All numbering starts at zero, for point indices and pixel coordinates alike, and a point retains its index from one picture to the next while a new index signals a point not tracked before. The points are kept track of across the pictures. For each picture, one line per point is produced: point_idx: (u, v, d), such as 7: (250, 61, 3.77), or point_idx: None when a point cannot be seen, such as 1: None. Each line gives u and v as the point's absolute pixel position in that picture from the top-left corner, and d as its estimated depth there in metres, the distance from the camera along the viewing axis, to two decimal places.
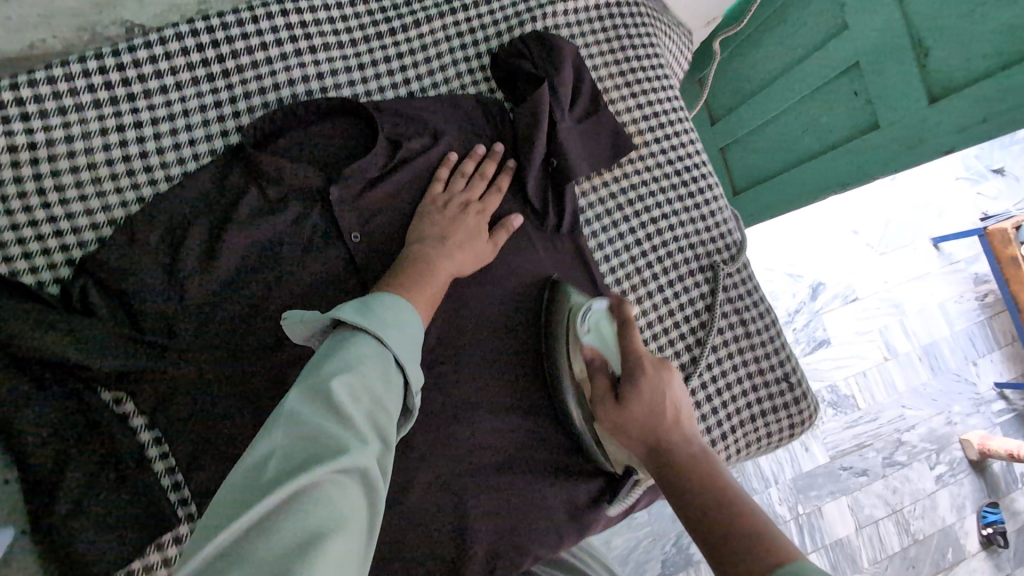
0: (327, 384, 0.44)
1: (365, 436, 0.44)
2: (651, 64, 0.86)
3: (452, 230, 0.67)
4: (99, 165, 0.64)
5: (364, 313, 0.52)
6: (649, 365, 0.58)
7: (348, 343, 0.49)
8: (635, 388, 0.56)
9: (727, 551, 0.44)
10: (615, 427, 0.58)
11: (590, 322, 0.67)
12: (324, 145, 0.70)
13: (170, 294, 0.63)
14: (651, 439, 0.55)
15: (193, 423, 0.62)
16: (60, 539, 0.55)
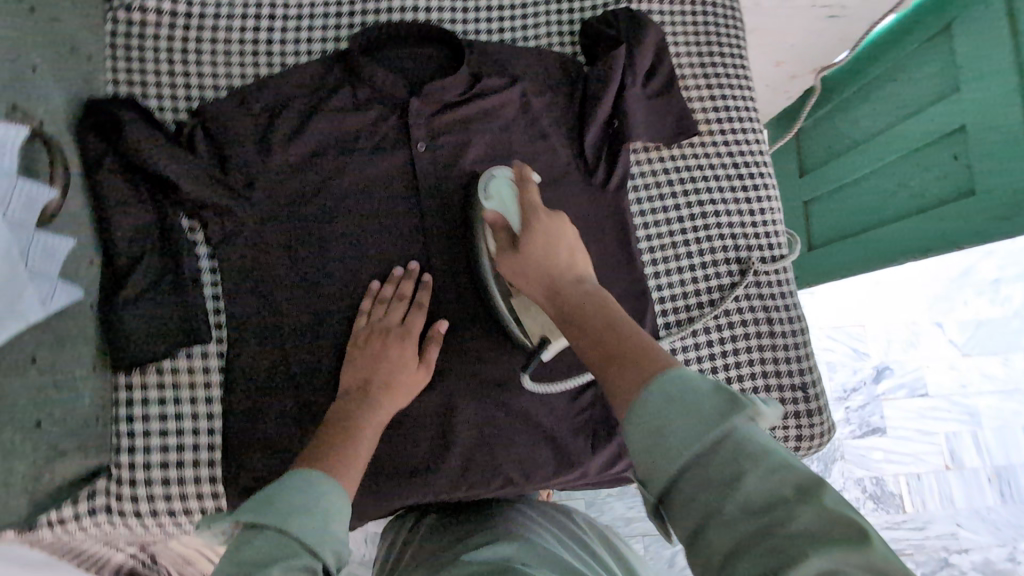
0: (238, 559, 0.43)
1: (287, 567, 0.42)
2: (734, 62, 0.89)
3: (375, 367, 0.67)
4: (233, 42, 0.77)
5: (268, 505, 0.48)
6: (543, 218, 0.63)
7: (251, 538, 0.45)
8: (529, 235, 0.62)
9: (609, 367, 0.45)
10: (523, 275, 0.62)
11: (494, 190, 0.71)
12: (415, 65, 0.79)
13: (259, 154, 0.73)
14: (551, 287, 0.57)
15: (248, 265, 0.72)
16: (113, 318, 0.65)
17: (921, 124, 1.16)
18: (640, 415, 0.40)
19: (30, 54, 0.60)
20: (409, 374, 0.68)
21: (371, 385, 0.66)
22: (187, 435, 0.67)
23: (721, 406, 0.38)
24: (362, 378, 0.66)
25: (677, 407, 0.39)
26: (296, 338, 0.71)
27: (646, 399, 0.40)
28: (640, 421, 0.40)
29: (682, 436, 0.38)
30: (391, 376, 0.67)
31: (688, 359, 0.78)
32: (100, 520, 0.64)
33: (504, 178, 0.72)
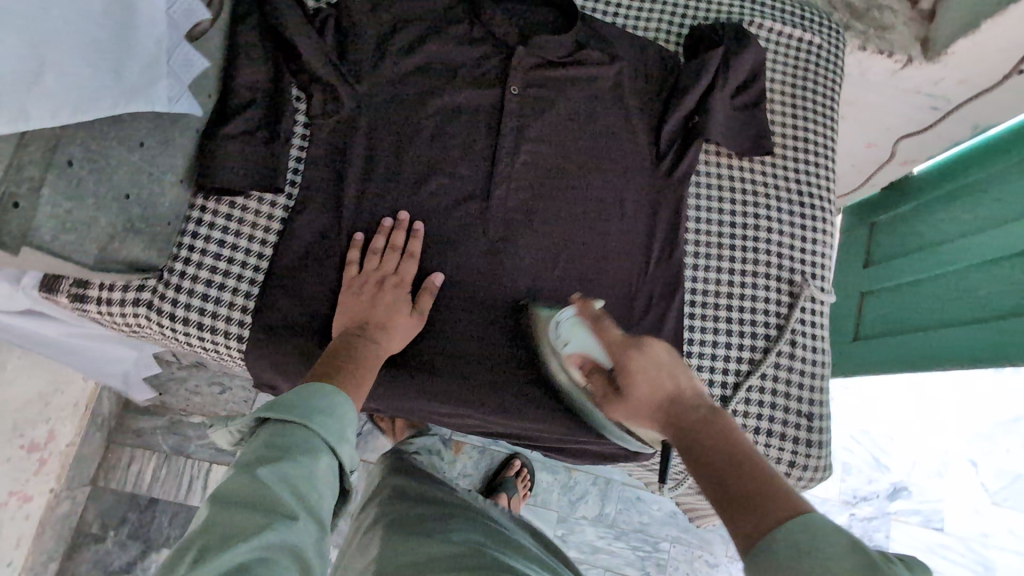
0: (274, 449, 0.52)
1: (313, 459, 0.52)
2: (824, 103, 0.92)
3: (371, 306, 0.72)
4: None
5: (300, 399, 0.57)
6: (645, 345, 0.63)
7: (276, 436, 0.53)
8: (636, 363, 0.62)
9: (736, 506, 0.44)
10: (636, 405, 0.61)
11: (565, 331, 0.73)
12: (530, 21, 0.86)
13: (372, 54, 0.82)
14: (670, 415, 0.57)
15: (335, 143, 0.80)
16: (210, 145, 0.73)
17: (998, 238, 1.13)
18: (770, 563, 0.39)
19: None
20: (403, 322, 0.73)
21: (369, 325, 0.71)
22: (234, 268, 0.74)
23: (856, 566, 0.38)
24: (359, 317, 0.71)
25: (810, 555, 0.39)
26: (353, 216, 0.78)
27: (782, 532, 0.40)
28: (768, 571, 0.39)
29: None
30: (389, 321, 0.72)
31: (701, 354, 0.79)
32: (138, 312, 0.71)
33: (569, 319, 0.74)
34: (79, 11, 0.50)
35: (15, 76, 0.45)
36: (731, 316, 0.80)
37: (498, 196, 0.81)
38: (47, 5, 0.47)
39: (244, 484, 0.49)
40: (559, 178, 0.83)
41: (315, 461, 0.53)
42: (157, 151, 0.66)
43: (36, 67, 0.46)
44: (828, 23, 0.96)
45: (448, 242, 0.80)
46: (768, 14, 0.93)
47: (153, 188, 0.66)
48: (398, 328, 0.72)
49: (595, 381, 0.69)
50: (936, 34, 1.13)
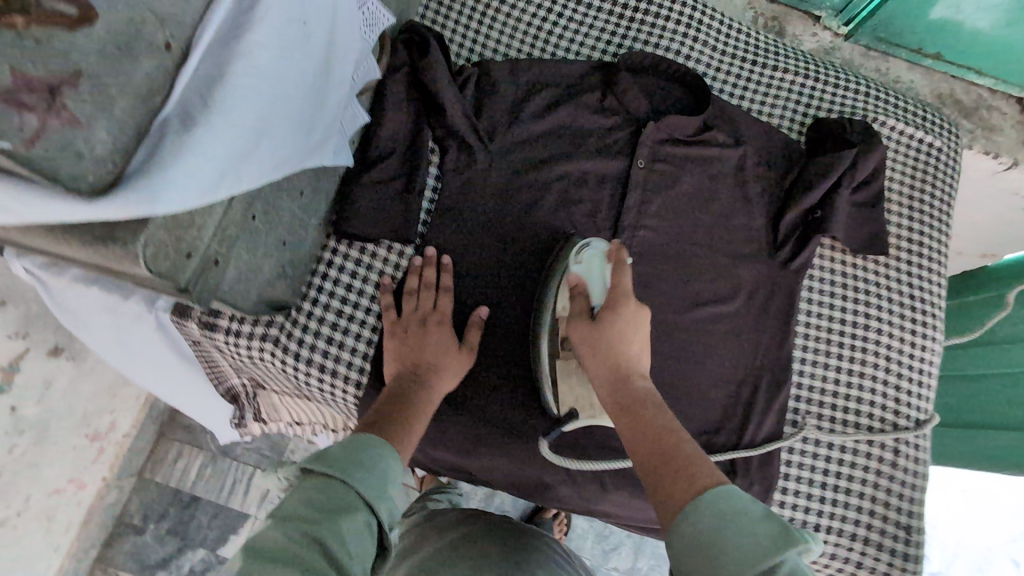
0: (308, 505, 0.48)
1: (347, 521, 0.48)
2: (941, 207, 0.92)
3: (419, 349, 0.69)
4: (523, 22, 0.89)
5: (349, 451, 0.54)
6: (625, 302, 0.64)
7: (309, 490, 0.50)
8: (612, 317, 0.63)
9: (665, 475, 0.52)
10: (592, 348, 0.64)
11: (585, 256, 0.72)
12: (661, 98, 0.88)
13: (507, 112, 0.83)
14: (620, 374, 0.62)
15: (465, 198, 0.80)
16: (350, 192, 0.75)
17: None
18: (693, 529, 0.47)
19: None
20: (452, 359, 0.70)
21: (422, 366, 0.68)
22: (359, 313, 0.75)
23: (772, 532, 0.45)
24: (413, 362, 0.68)
25: (731, 523, 0.46)
26: (475, 273, 0.78)
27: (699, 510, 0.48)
28: (691, 537, 0.47)
29: (735, 558, 0.44)
30: (437, 361, 0.69)
31: (803, 450, 0.80)
32: (264, 348, 0.72)
33: (599, 251, 0.73)
34: (303, 85, 0.51)
35: (241, 146, 0.46)
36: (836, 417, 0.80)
37: None
38: (276, 76, 0.48)
39: (273, 542, 0.45)
40: (676, 258, 0.83)
41: (350, 521, 0.48)
42: (311, 196, 0.67)
43: (256, 136, 0.47)
44: (947, 126, 0.97)
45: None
46: (890, 112, 0.94)
47: (301, 233, 0.68)
48: (452, 371, 0.70)
49: (574, 305, 0.68)
50: None
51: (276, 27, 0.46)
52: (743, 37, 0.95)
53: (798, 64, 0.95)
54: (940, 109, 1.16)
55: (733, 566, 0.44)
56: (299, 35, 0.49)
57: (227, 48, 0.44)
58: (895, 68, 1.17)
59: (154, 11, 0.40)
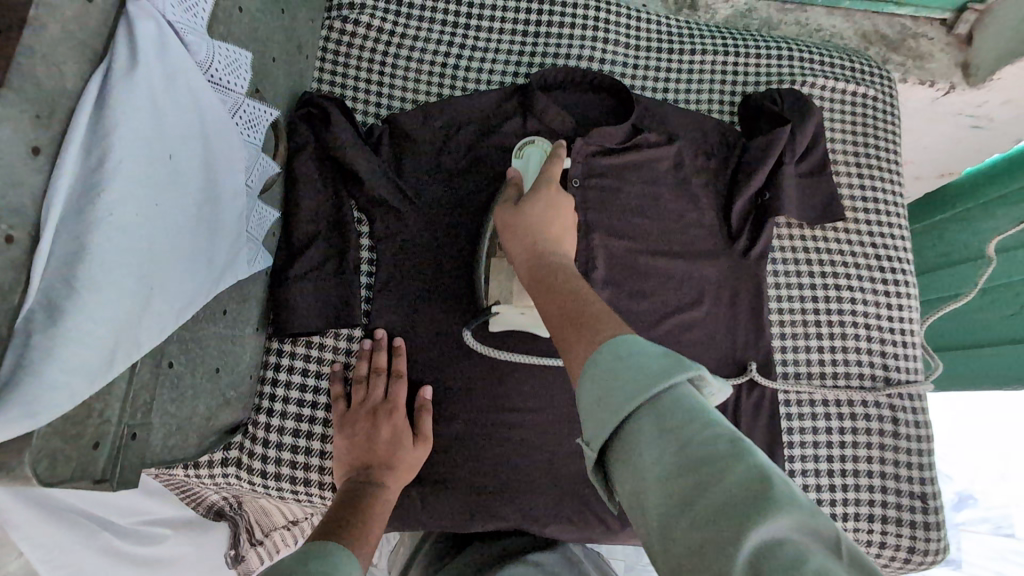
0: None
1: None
2: (888, 156, 0.90)
3: (370, 445, 0.67)
4: (425, 63, 0.85)
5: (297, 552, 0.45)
6: (555, 189, 0.67)
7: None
8: (535, 200, 0.66)
9: (571, 336, 0.47)
10: (512, 230, 0.65)
11: (526, 151, 0.78)
12: (583, 111, 0.85)
13: (430, 161, 0.79)
14: (538, 252, 0.61)
15: (402, 263, 0.76)
16: (280, 289, 0.71)
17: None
18: (591, 373, 0.42)
19: (273, 47, 0.69)
20: (405, 447, 0.67)
21: (375, 467, 0.65)
22: (322, 409, 0.72)
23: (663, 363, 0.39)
24: (362, 461, 0.66)
25: (625, 365, 0.40)
26: (430, 338, 0.74)
27: (601, 359, 0.42)
28: (590, 380, 0.41)
29: (622, 394, 0.39)
30: (392, 456, 0.66)
31: (803, 440, 0.76)
32: (228, 473, 0.69)
33: (540, 149, 0.78)
34: (183, 214, 0.47)
35: (129, 313, 0.42)
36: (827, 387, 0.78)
37: None
38: (150, 224, 0.44)
39: None
40: (636, 274, 0.80)
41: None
42: (237, 310, 0.63)
43: (142, 294, 0.43)
44: (878, 70, 0.94)
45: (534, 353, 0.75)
46: (818, 71, 0.92)
47: (237, 350, 0.64)
48: (407, 461, 0.67)
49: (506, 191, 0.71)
50: (978, 59, 1.11)
51: (135, 175, 0.42)
52: (654, 27, 0.92)
53: (714, 41, 0.92)
54: (867, 49, 1.14)
55: (620, 403, 0.38)
56: (165, 170, 0.45)
57: (81, 216, 0.39)
58: (815, 16, 1.14)
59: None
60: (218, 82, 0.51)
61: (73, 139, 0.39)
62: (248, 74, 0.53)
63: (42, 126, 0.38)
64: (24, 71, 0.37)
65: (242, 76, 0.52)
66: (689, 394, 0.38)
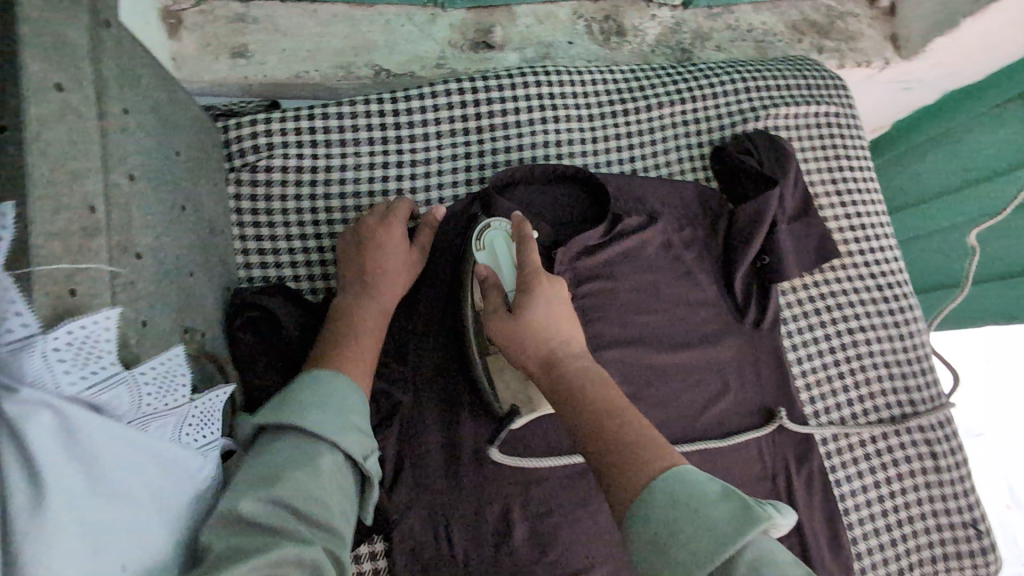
0: (246, 523, 0.41)
1: (296, 544, 0.40)
2: (863, 175, 0.87)
3: (375, 261, 0.64)
4: (363, 196, 0.74)
5: (277, 410, 0.49)
6: (548, 281, 0.57)
7: (285, 451, 0.46)
8: (530, 298, 0.56)
9: (612, 460, 0.47)
10: (511, 337, 0.56)
11: (488, 239, 0.65)
12: (552, 207, 0.76)
13: (388, 338, 0.67)
14: (553, 364, 0.55)
15: (407, 448, 0.63)
16: None
17: None
18: (651, 518, 0.42)
19: (186, 259, 0.55)
20: (397, 248, 0.65)
21: (371, 273, 0.63)
22: None
23: (732, 515, 0.41)
24: (365, 278, 0.63)
25: (687, 507, 0.42)
26: (462, 528, 0.63)
27: (657, 504, 0.43)
28: (652, 524, 0.42)
29: (694, 540, 0.40)
30: (380, 259, 0.64)
31: (857, 502, 0.74)
32: None
33: (502, 230, 0.65)
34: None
35: None
36: (864, 432, 0.76)
37: None
38: None
39: (239, 528, 0.40)
40: (657, 378, 0.73)
41: (296, 564, 0.40)
42: None
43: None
44: (834, 81, 0.90)
45: (571, 476, 0.66)
46: (778, 98, 0.86)
47: None
48: (392, 274, 0.64)
49: (488, 296, 0.59)
50: (905, 30, 1.09)
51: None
52: (601, 87, 0.83)
53: (666, 87, 0.84)
54: (800, 41, 1.09)
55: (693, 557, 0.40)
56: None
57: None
58: (742, 15, 1.07)
59: None
60: (148, 412, 0.38)
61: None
62: (187, 377, 0.40)
63: None
64: None
65: (178, 387, 0.39)
66: (764, 551, 0.40)
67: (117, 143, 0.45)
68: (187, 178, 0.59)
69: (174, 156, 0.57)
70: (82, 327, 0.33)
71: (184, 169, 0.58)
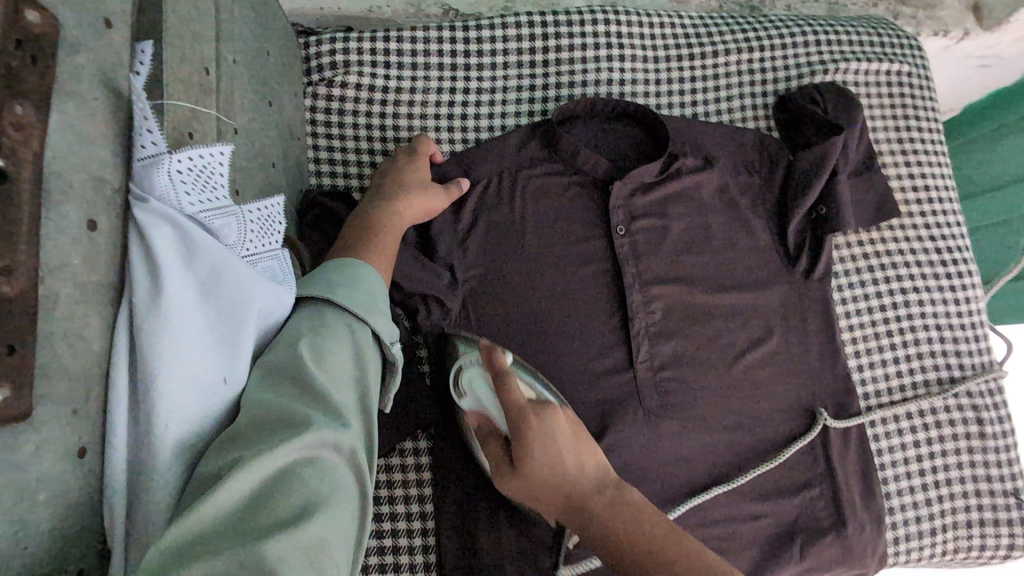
0: (291, 380, 0.40)
1: (331, 427, 0.38)
2: (932, 138, 0.85)
3: (400, 174, 0.67)
4: (429, 117, 0.77)
5: (311, 282, 0.47)
6: (534, 421, 0.52)
7: (319, 323, 0.44)
8: (530, 463, 0.51)
9: None
10: (529, 492, 0.53)
11: (464, 382, 0.61)
12: (609, 144, 0.77)
13: (440, 245, 0.72)
14: (575, 507, 0.52)
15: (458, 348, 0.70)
16: None
17: None
18: None
19: (270, 151, 0.59)
20: (420, 179, 0.67)
21: (389, 182, 0.66)
22: (400, 530, 0.68)
23: None
24: (389, 185, 0.66)
25: None
26: None
27: None
28: None
29: None
30: (400, 173, 0.67)
31: (894, 459, 0.74)
32: None
33: (474, 365, 0.61)
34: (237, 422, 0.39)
35: None
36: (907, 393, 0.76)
37: (650, 354, 0.72)
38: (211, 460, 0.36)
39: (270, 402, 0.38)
40: (702, 316, 0.74)
41: (332, 447, 0.38)
42: None
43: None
44: (911, 42, 0.87)
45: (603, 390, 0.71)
46: (848, 53, 0.85)
47: None
48: (413, 192, 0.65)
49: (489, 445, 0.58)
50: None
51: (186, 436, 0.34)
52: (669, 30, 0.83)
53: (735, 35, 0.84)
54: (876, 6, 1.06)
55: None
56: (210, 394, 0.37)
57: (142, 511, 0.32)
58: None
59: (60, 547, 0.29)
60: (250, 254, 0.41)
61: (115, 423, 0.32)
62: (282, 226, 0.44)
63: (82, 420, 0.30)
64: (53, 345, 0.28)
65: (276, 232, 0.43)
66: None
67: (225, 23, 0.48)
68: (275, 77, 0.63)
69: (266, 55, 0.60)
70: (209, 154, 0.36)
71: (273, 68, 0.62)
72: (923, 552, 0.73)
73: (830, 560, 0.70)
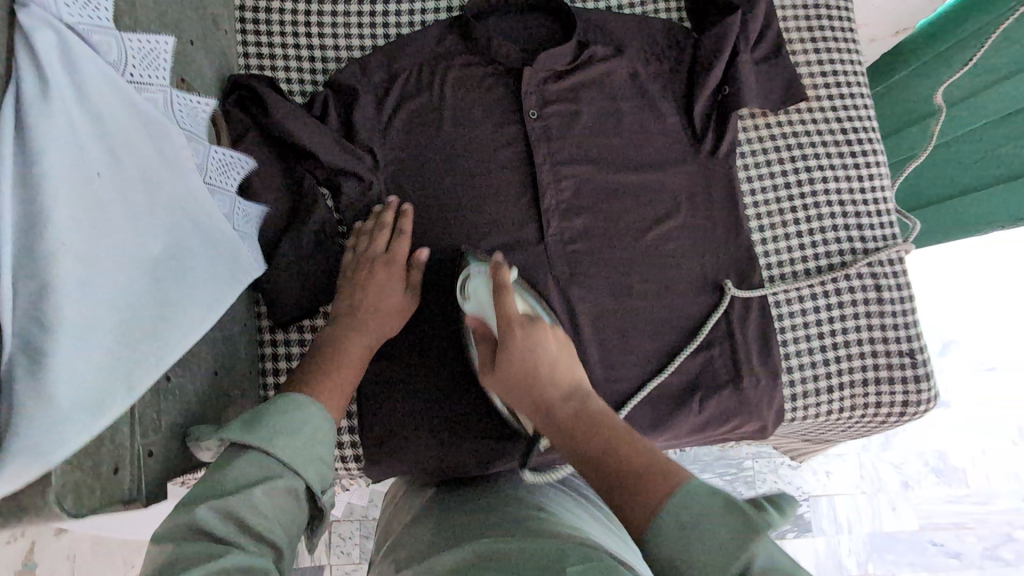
0: (211, 527, 0.45)
1: (253, 551, 0.44)
2: (841, 18, 0.86)
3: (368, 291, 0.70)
4: (351, 13, 0.81)
5: (250, 424, 0.53)
6: (520, 326, 0.57)
7: (242, 472, 0.50)
8: (510, 353, 0.57)
9: (612, 487, 0.46)
10: (506, 383, 0.58)
11: (471, 287, 0.66)
12: (522, 36, 0.82)
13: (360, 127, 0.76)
14: (545, 410, 0.55)
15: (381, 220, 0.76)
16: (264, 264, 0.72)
17: None
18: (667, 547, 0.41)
19: (186, 31, 0.65)
20: (385, 303, 0.70)
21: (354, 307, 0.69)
22: None
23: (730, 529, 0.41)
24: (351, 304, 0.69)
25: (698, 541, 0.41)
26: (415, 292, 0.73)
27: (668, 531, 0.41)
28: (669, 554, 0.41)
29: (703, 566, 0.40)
30: (365, 305, 0.69)
31: (794, 322, 0.79)
32: None
33: (482, 272, 0.66)
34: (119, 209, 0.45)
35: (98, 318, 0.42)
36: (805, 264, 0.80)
37: (558, 226, 0.77)
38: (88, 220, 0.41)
39: (198, 539, 0.44)
40: (611, 192, 0.79)
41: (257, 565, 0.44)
42: None
43: (109, 348, 0.42)
44: None
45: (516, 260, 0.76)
46: None
47: (228, 345, 0.68)
48: (375, 318, 0.69)
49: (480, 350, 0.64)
50: None
51: (75, 223, 0.40)
52: None
53: None
54: None
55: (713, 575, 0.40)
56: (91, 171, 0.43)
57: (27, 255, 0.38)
58: None
59: None
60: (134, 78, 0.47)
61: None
62: (168, 64, 0.51)
63: None
64: None
65: (161, 69, 0.51)
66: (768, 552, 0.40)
67: None
68: None
69: None
70: None
71: None
72: (820, 410, 0.78)
73: (725, 412, 0.76)
